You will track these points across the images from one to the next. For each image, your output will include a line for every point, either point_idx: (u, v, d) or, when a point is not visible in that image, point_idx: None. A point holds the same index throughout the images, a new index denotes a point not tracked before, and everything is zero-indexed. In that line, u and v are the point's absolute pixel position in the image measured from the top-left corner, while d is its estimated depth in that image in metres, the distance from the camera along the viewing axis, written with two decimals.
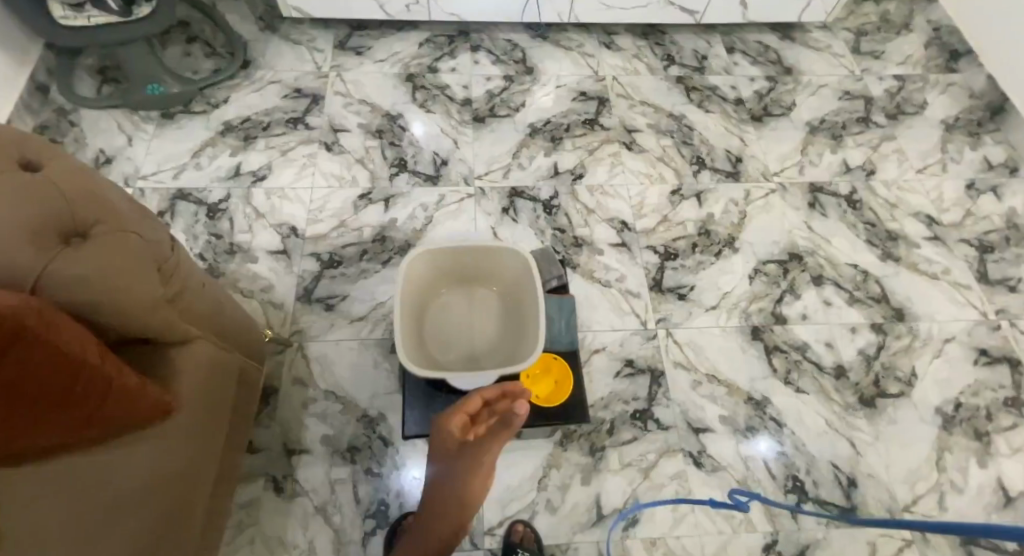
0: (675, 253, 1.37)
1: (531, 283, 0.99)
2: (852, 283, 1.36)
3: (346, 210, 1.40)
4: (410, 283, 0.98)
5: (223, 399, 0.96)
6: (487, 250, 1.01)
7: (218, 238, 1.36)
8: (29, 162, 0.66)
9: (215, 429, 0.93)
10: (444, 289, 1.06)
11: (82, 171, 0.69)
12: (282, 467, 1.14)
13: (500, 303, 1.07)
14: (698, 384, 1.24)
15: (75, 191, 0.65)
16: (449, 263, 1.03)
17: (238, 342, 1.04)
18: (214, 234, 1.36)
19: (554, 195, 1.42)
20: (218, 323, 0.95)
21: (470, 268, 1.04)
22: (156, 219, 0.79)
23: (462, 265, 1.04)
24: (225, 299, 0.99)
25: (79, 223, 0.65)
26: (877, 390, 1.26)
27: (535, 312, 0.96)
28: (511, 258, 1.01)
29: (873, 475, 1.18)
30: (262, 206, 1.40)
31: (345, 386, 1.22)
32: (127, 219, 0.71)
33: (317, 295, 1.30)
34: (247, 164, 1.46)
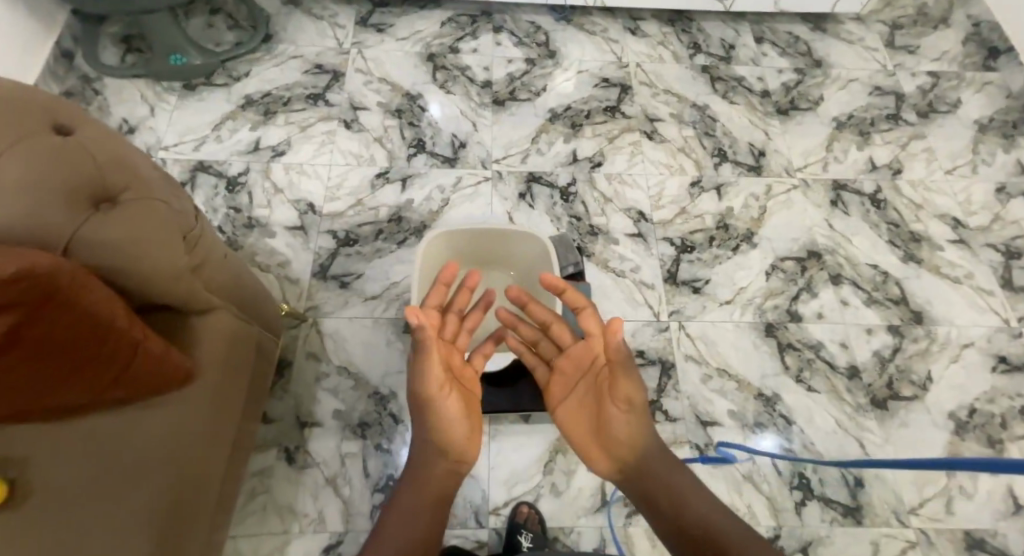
0: (691, 246, 1.36)
1: (546, 268, 0.99)
2: (871, 283, 1.35)
3: (363, 189, 1.40)
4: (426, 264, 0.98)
5: (242, 369, 0.97)
6: (504, 234, 1.01)
7: (236, 212, 1.37)
8: (62, 126, 0.66)
9: (234, 398, 0.94)
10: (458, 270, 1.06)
11: (113, 138, 0.69)
12: (294, 438, 1.16)
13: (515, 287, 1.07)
14: (708, 378, 1.24)
15: (106, 158, 0.66)
16: (463, 246, 1.03)
17: (257, 314, 1.05)
18: (233, 207, 1.37)
19: (572, 182, 1.41)
20: (238, 294, 0.96)
21: (485, 251, 1.04)
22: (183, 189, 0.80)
23: (478, 248, 1.04)
24: (246, 271, 1.00)
25: (107, 188, 0.65)
26: (890, 393, 1.24)
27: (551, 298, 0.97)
28: (527, 242, 1.01)
29: (880, 476, 1.17)
30: (281, 181, 1.41)
31: (358, 362, 1.23)
32: (155, 187, 0.72)
33: (332, 273, 1.31)
34: (266, 139, 1.47)
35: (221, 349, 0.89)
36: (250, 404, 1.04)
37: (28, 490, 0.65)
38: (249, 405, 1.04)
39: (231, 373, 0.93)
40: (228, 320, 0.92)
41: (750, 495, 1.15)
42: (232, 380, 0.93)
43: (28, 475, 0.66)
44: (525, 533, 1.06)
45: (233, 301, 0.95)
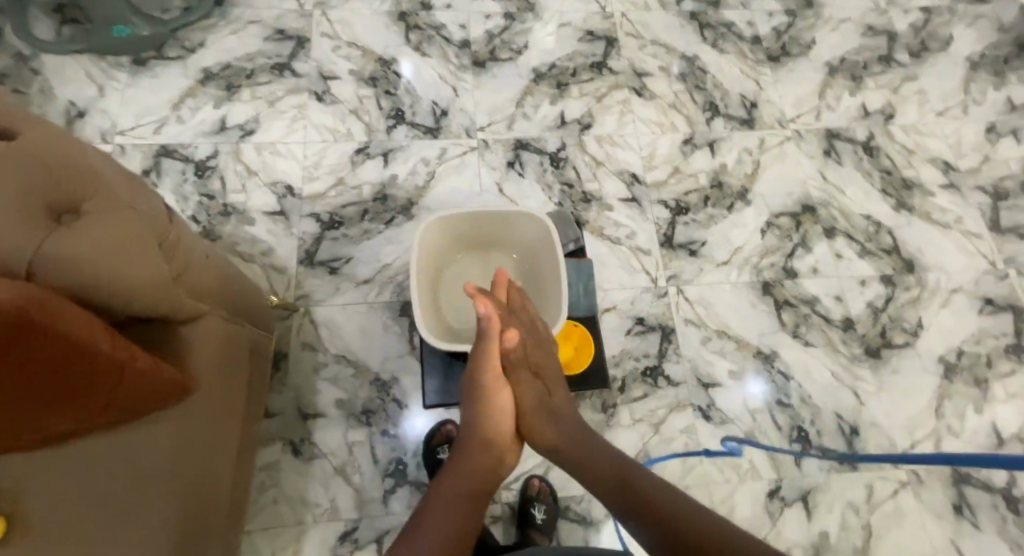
0: (686, 208, 1.33)
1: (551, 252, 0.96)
2: (864, 234, 1.35)
3: (344, 166, 1.34)
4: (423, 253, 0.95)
5: (236, 373, 0.93)
6: (507, 217, 0.98)
7: (210, 199, 1.29)
8: (5, 130, 0.59)
9: (229, 404, 0.90)
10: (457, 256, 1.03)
11: (66, 140, 0.62)
12: (298, 430, 1.13)
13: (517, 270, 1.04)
14: (707, 340, 1.25)
15: (59, 162, 0.59)
16: (462, 231, 1.00)
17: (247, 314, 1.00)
18: (205, 194, 1.29)
19: (562, 147, 1.36)
20: (225, 295, 0.91)
21: (485, 235, 1.01)
22: (152, 191, 0.74)
23: (478, 230, 1.01)
24: (230, 269, 0.95)
25: (67, 198, 0.59)
26: (883, 342, 1.27)
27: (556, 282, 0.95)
28: (529, 225, 0.98)
29: (874, 422, 1.21)
30: (254, 163, 1.33)
31: (355, 349, 1.20)
32: (122, 189, 0.66)
33: (320, 258, 1.26)
34: (233, 117, 1.37)
35: (212, 357, 0.84)
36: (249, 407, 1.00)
37: (26, 526, 0.61)
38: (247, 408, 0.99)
39: (224, 381, 0.88)
40: (216, 326, 0.87)
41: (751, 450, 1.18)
42: (225, 388, 0.88)
43: (23, 513, 0.61)
44: (538, 505, 1.08)
45: (220, 302, 0.90)
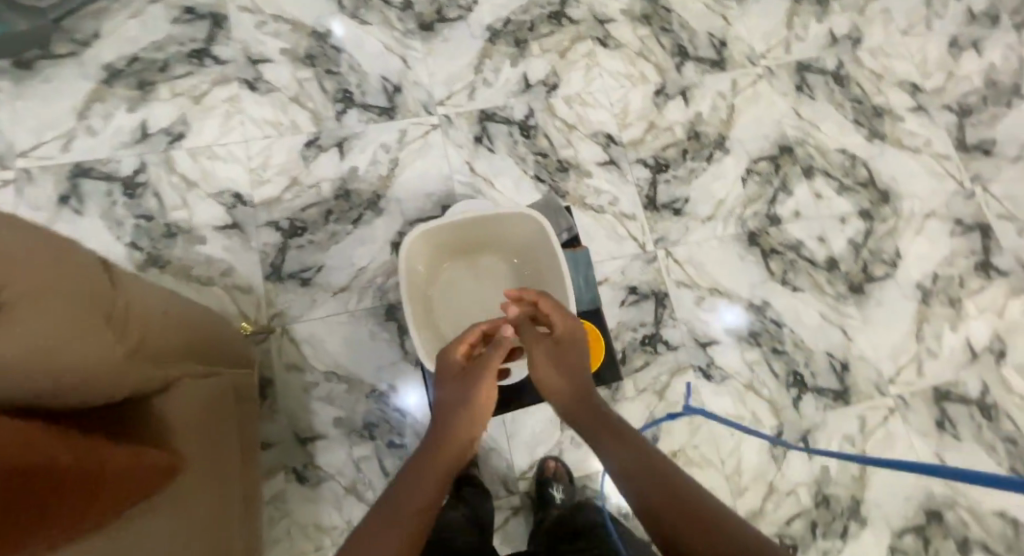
0: (666, 164, 1.29)
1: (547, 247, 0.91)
2: (840, 170, 1.34)
3: (295, 164, 1.21)
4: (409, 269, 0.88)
5: (222, 422, 0.83)
6: (499, 217, 0.92)
7: (148, 220, 1.14)
8: None
9: (223, 458, 0.81)
10: (443, 263, 0.98)
11: None
12: (299, 457, 1.07)
13: (508, 269, 1.00)
14: (701, 300, 1.24)
15: None
16: (446, 237, 0.93)
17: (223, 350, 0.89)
18: (141, 214, 1.14)
19: (530, 113, 1.28)
20: (194, 341, 0.79)
21: (470, 238, 0.95)
22: (75, 242, 0.58)
23: (468, 233, 0.94)
24: (191, 307, 0.83)
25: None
26: (866, 277, 1.30)
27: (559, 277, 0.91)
28: (518, 222, 0.92)
29: (863, 356, 1.25)
30: (191, 172, 1.17)
31: (345, 363, 1.12)
32: (31, 259, 0.49)
33: (288, 270, 1.15)
34: (154, 120, 1.19)
35: (193, 419, 0.73)
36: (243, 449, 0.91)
37: None
38: (242, 450, 0.90)
39: (211, 438, 0.78)
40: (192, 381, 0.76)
41: (752, 401, 1.21)
42: (214, 444, 0.78)
43: None
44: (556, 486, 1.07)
45: (191, 353, 0.78)
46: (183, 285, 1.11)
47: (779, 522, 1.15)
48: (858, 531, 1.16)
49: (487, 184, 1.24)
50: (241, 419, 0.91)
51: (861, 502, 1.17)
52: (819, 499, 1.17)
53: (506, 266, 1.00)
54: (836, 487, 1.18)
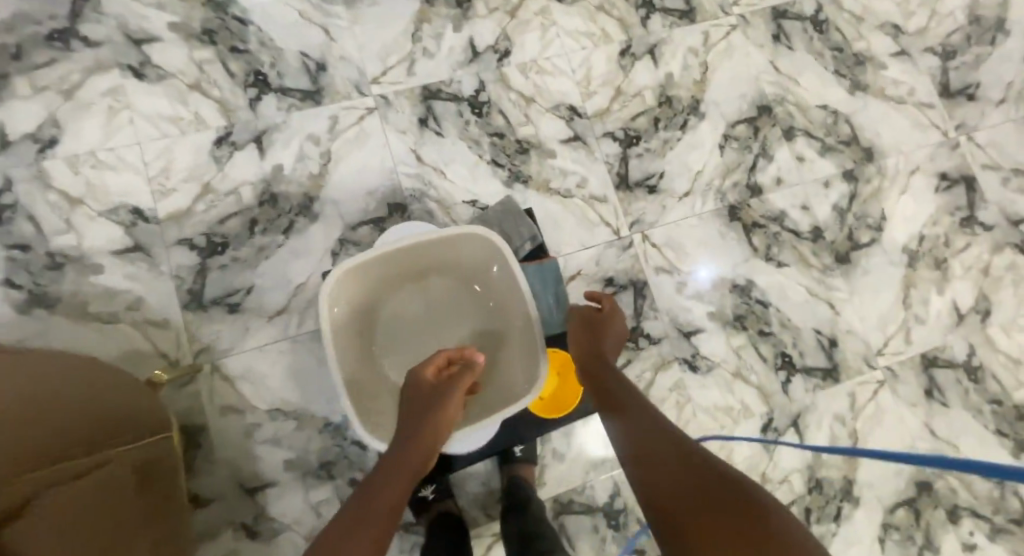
0: (637, 136, 1.18)
1: (500, 263, 0.85)
2: (821, 129, 1.24)
3: (205, 167, 1.02)
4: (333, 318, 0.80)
5: (125, 506, 0.66)
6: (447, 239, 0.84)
7: (24, 250, 0.93)
8: None
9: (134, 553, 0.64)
10: (384, 302, 0.88)
11: None
12: (247, 510, 0.94)
13: (458, 297, 0.92)
14: (682, 286, 1.14)
15: None
16: (380, 273, 0.85)
17: (108, 418, 0.72)
18: (14, 244, 0.93)
19: (480, 87, 1.14)
20: (47, 426, 0.62)
21: (409, 269, 0.87)
22: None
23: (416, 258, 0.86)
24: (36, 379, 0.65)
25: None
26: (851, 245, 1.22)
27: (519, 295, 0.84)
28: (462, 242, 0.85)
29: (850, 330, 1.19)
30: (73, 186, 0.97)
31: (291, 398, 0.99)
32: None
33: (211, 296, 0.99)
34: (11, 122, 0.96)
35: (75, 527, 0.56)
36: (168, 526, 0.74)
37: None
38: (168, 527, 0.74)
39: (111, 538, 0.61)
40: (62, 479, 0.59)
41: (741, 390, 1.13)
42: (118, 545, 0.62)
43: None
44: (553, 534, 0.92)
45: (46, 441, 0.61)
46: (81, 326, 0.94)
47: None
48: (851, 512, 1.12)
49: (437, 174, 1.10)
50: (157, 491, 0.75)
51: (853, 482, 1.13)
52: (812, 484, 1.12)
53: (455, 294, 0.91)
54: (829, 469, 1.13)
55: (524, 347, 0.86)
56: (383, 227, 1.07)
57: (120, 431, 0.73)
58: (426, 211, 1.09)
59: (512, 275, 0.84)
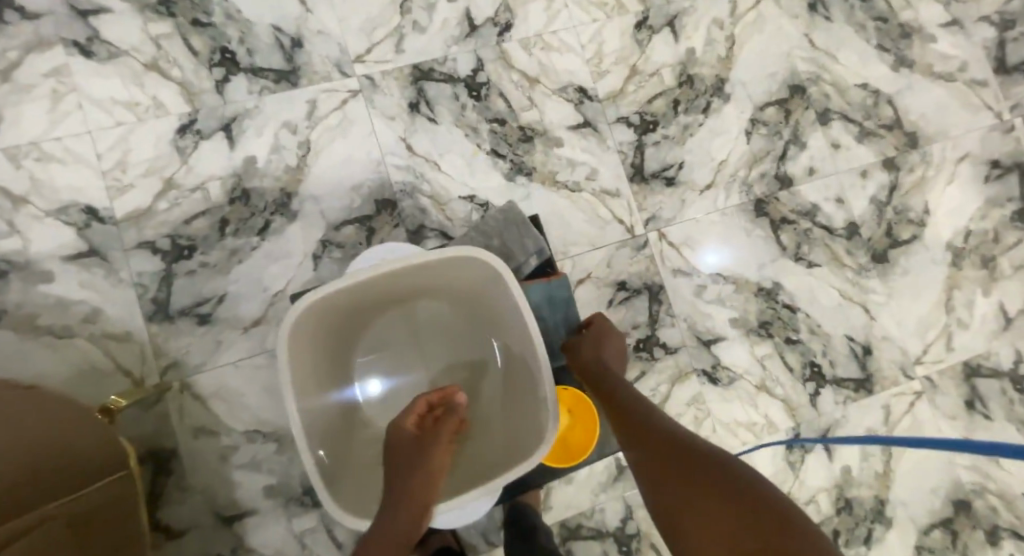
0: (653, 121, 1.05)
1: (500, 288, 0.73)
2: (860, 111, 1.12)
3: (167, 159, 0.91)
4: (305, 352, 0.72)
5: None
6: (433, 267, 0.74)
7: None
8: None
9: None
10: (372, 315, 0.83)
11: None
12: (223, 541, 0.86)
13: (454, 306, 0.85)
14: (703, 289, 1.03)
15: None
16: (361, 295, 0.77)
17: (60, 459, 0.61)
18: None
19: (478, 66, 1.01)
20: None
21: (395, 287, 0.78)
22: None
23: (401, 283, 0.78)
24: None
25: None
26: (890, 242, 1.10)
27: (519, 326, 0.74)
28: (452, 262, 0.74)
29: (887, 336, 1.08)
30: (16, 182, 0.86)
31: (270, 418, 0.90)
32: None
33: (179, 305, 0.89)
34: None
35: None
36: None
37: None
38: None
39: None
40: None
41: (766, 404, 1.02)
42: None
43: None
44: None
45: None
46: (31, 341, 0.84)
47: None
48: (883, 535, 1.02)
49: (430, 166, 0.98)
50: (111, 538, 0.65)
51: (886, 502, 1.03)
52: (840, 504, 1.02)
53: (449, 303, 0.85)
54: (860, 489, 1.03)
55: (525, 378, 0.76)
56: (370, 227, 0.96)
57: (75, 469, 0.63)
58: (417, 208, 0.97)
59: (508, 306, 0.74)
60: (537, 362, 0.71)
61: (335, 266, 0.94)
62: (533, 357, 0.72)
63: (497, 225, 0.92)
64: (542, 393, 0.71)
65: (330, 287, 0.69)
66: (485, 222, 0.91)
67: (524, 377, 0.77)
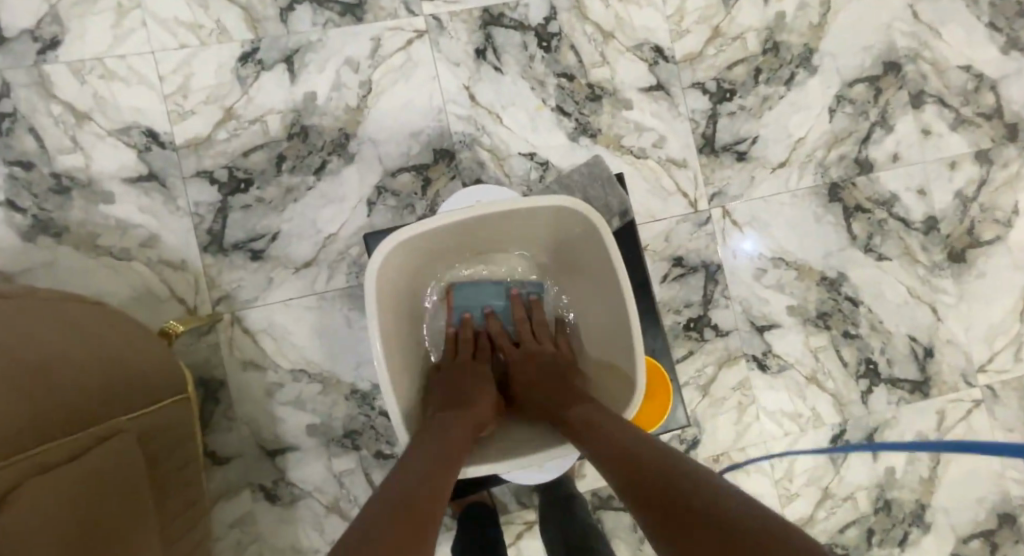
0: (731, 89, 0.99)
1: (594, 246, 0.69)
2: (957, 96, 1.03)
3: (228, 87, 0.89)
4: (390, 291, 0.69)
5: (136, 487, 0.57)
6: (529, 216, 0.70)
7: (24, 167, 0.84)
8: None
9: (144, 544, 0.56)
10: (448, 266, 0.80)
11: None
12: (266, 473, 0.89)
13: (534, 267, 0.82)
14: (762, 273, 0.99)
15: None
16: (447, 240, 0.73)
17: (133, 395, 0.63)
18: (14, 160, 0.84)
19: (551, 15, 0.96)
20: (49, 400, 0.50)
21: (479, 239, 0.75)
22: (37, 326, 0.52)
23: (490, 232, 0.74)
24: (40, 334, 0.53)
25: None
26: (970, 241, 1.03)
27: (609, 284, 0.69)
28: (544, 216, 0.70)
29: (952, 340, 1.02)
30: (79, 98, 0.86)
31: (317, 359, 0.90)
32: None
33: (233, 239, 0.89)
34: (9, 15, 0.84)
35: (78, 531, 0.46)
36: (180, 504, 0.68)
37: None
38: (179, 503, 0.67)
39: (118, 534, 0.52)
40: (60, 466, 0.48)
41: (814, 396, 0.99)
42: (126, 540, 0.53)
43: None
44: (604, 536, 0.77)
45: (46, 416, 0.49)
46: (90, 260, 0.86)
47: (830, 531, 0.98)
48: (919, 538, 1.00)
49: (492, 119, 0.95)
50: (172, 461, 0.68)
51: (927, 507, 1.00)
52: (879, 504, 0.99)
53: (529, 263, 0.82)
54: (901, 490, 1.00)
55: (606, 342, 0.73)
56: (426, 177, 0.93)
57: (145, 392, 0.65)
58: (476, 161, 0.94)
59: (601, 263, 0.69)
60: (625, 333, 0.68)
61: (389, 214, 0.92)
62: (621, 323, 0.68)
63: (583, 182, 0.88)
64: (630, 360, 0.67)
65: (426, 224, 0.66)
66: (570, 178, 0.88)
67: (603, 338, 0.74)
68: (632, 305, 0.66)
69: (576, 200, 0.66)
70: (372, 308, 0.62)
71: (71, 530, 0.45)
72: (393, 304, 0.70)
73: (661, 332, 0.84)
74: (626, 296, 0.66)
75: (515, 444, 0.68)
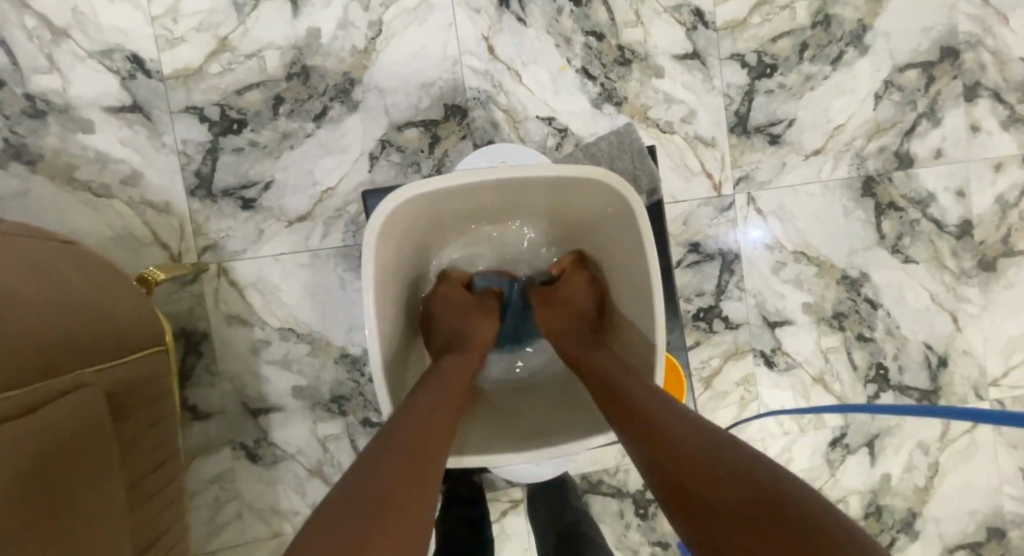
0: (773, 63, 0.91)
1: (622, 224, 0.63)
2: (1015, 91, 0.96)
3: (223, 14, 0.81)
4: (393, 257, 0.64)
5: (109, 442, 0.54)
6: (552, 186, 0.64)
7: None
8: None
9: (95, 517, 0.50)
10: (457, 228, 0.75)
11: None
12: (248, 431, 0.86)
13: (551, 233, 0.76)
14: (781, 266, 0.93)
15: None
16: (456, 206, 0.67)
17: (110, 352, 0.58)
18: None
19: None
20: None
21: (491, 203, 0.69)
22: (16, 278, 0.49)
23: (502, 200, 0.68)
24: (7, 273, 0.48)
25: (15, 304, 0.46)
26: (1003, 249, 0.97)
27: (633, 265, 0.64)
28: (566, 185, 0.63)
29: (968, 351, 0.98)
30: (56, 13, 0.78)
31: (308, 319, 0.86)
32: (18, 286, 0.48)
33: (223, 185, 0.83)
34: None
35: (34, 493, 0.42)
36: (149, 466, 0.64)
37: None
38: (149, 462, 0.64)
39: (70, 496, 0.47)
40: (11, 421, 0.42)
41: (820, 397, 0.96)
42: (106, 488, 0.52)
43: None
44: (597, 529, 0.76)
45: (21, 368, 0.45)
46: (66, 195, 0.80)
47: None
48: (905, 545, 0.99)
49: (511, 76, 0.87)
50: (147, 415, 0.64)
51: (918, 515, 0.98)
52: (870, 509, 0.97)
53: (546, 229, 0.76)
54: (895, 498, 0.98)
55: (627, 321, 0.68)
56: (436, 133, 0.86)
57: (124, 345, 0.61)
58: (490, 121, 0.87)
59: (627, 245, 0.64)
60: (651, 313, 0.61)
61: (392, 170, 0.86)
62: (647, 305, 0.62)
63: (609, 152, 0.82)
64: (650, 345, 0.61)
65: (432, 185, 0.59)
66: (597, 147, 0.82)
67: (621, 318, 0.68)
68: (659, 292, 0.59)
69: (603, 172, 0.59)
70: (369, 277, 0.57)
71: (12, 502, 0.39)
72: (394, 268, 0.64)
73: (678, 326, 0.80)
74: (652, 281, 0.60)
75: (532, 432, 0.64)
